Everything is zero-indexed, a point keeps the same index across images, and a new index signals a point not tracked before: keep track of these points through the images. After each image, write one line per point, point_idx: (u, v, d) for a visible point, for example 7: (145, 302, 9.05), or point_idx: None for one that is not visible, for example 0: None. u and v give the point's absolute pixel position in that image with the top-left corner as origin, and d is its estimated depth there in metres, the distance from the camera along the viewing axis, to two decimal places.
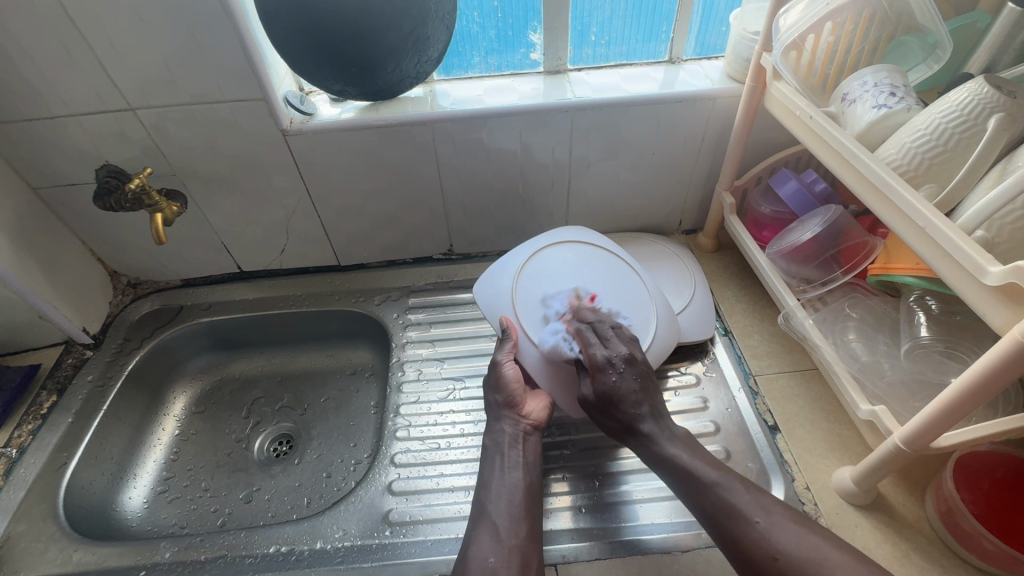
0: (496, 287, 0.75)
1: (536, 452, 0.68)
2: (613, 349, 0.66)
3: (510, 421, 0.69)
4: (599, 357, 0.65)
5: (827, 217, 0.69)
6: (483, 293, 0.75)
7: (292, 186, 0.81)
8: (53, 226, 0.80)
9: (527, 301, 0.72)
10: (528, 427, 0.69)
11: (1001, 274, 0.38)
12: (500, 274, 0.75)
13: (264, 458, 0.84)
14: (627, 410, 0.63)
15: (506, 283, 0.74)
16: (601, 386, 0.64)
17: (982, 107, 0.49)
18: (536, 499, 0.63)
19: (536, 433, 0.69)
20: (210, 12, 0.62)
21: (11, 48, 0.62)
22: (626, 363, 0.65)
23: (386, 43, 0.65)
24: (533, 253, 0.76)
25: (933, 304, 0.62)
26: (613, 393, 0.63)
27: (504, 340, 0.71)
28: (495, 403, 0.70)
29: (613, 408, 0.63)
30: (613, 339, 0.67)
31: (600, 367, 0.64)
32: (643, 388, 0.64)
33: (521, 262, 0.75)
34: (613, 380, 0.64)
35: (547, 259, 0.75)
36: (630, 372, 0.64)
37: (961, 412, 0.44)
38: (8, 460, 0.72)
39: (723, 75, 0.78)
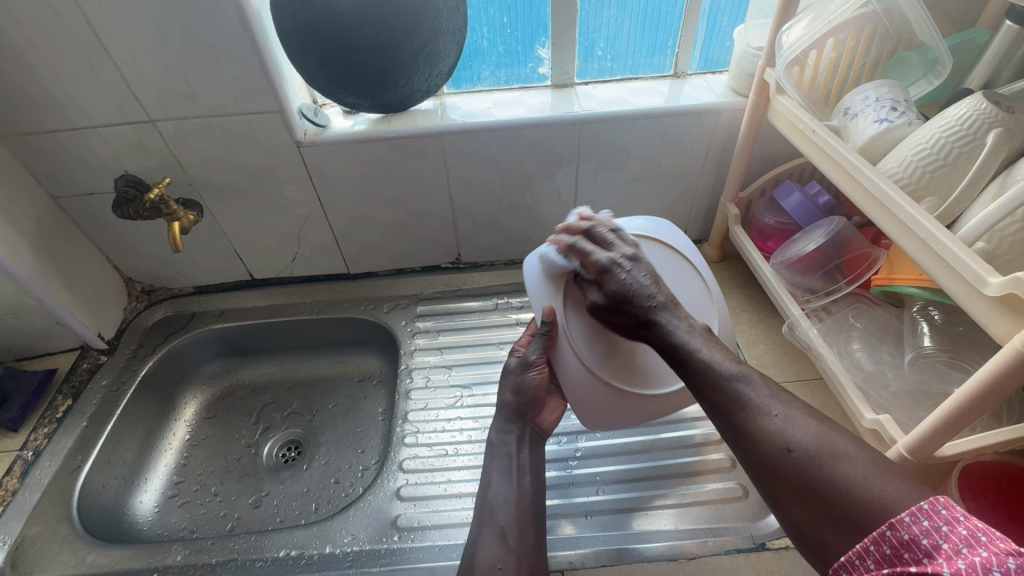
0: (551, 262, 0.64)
1: (534, 458, 0.69)
2: (616, 251, 0.59)
3: (519, 428, 0.70)
4: (606, 257, 0.58)
5: (829, 229, 0.70)
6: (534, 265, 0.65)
7: (305, 196, 0.83)
8: (72, 234, 0.82)
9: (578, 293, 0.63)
10: (531, 431, 0.71)
11: (1001, 285, 0.39)
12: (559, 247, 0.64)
13: (273, 464, 0.85)
14: (641, 304, 0.54)
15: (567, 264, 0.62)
16: (610, 287, 0.56)
17: (981, 122, 0.51)
18: (541, 506, 0.64)
19: (539, 440, 0.71)
20: (230, 29, 0.64)
21: (39, 63, 0.64)
22: (629, 262, 0.58)
23: (399, 58, 0.67)
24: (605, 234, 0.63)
25: (936, 314, 0.63)
26: (622, 290, 0.55)
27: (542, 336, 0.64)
28: (510, 406, 0.70)
29: (623, 306, 0.55)
30: (612, 241, 0.60)
31: (606, 270, 0.57)
32: (657, 282, 0.56)
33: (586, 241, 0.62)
34: (618, 280, 0.56)
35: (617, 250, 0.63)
36: (639, 270, 0.57)
37: (966, 419, 0.45)
38: (24, 463, 0.74)
39: (728, 89, 0.80)
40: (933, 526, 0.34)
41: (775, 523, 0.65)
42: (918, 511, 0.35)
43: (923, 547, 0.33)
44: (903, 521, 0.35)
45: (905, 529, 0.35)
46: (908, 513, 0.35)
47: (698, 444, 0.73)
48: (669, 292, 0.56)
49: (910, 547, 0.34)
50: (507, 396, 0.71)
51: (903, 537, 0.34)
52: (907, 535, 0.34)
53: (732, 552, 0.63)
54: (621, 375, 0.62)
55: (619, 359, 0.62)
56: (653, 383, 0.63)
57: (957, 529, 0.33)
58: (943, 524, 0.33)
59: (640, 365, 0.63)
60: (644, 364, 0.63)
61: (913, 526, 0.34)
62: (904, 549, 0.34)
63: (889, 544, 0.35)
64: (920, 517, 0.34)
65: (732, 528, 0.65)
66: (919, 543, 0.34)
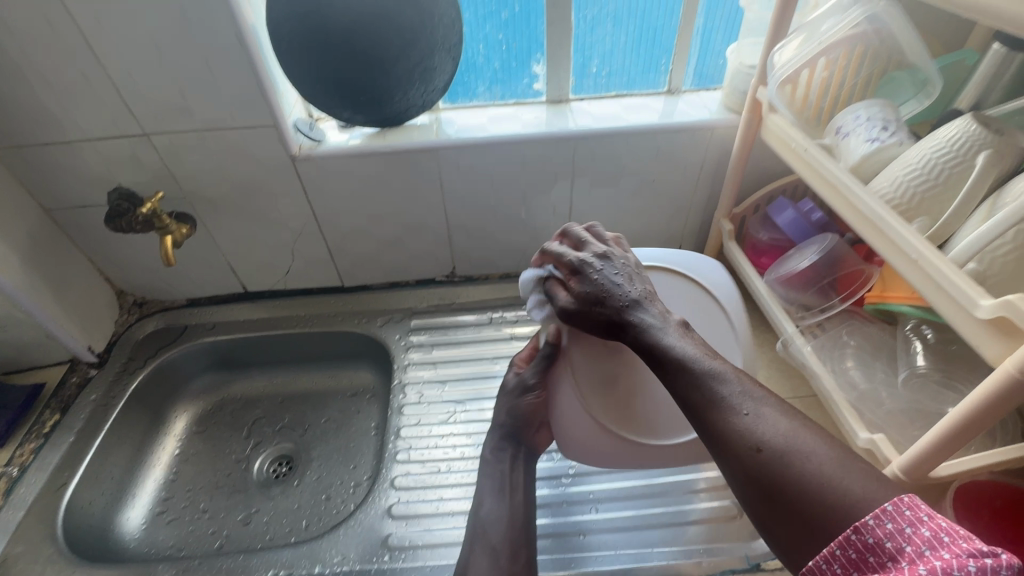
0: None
1: (525, 476, 0.69)
2: (589, 250, 0.58)
3: (513, 447, 0.70)
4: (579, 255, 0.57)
5: (823, 246, 0.71)
6: None
7: (300, 210, 0.83)
8: (64, 247, 0.81)
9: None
10: (525, 451, 0.70)
11: (992, 308, 0.39)
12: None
13: (264, 480, 0.84)
14: (614, 302, 0.53)
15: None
16: (581, 288, 0.55)
17: (971, 143, 0.51)
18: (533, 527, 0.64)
19: (532, 458, 0.71)
20: (225, 45, 0.64)
21: (34, 77, 0.64)
22: (601, 261, 0.56)
23: (394, 72, 0.67)
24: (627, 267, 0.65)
25: (929, 333, 0.63)
26: (597, 288, 0.54)
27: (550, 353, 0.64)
28: (505, 426, 0.70)
29: (597, 306, 0.54)
30: (585, 241, 0.59)
31: (577, 270, 0.56)
32: (630, 279, 0.55)
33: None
34: (591, 279, 0.55)
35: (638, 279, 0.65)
36: (612, 267, 0.56)
37: (959, 441, 0.45)
38: (9, 479, 0.72)
39: (721, 106, 0.80)
40: (896, 529, 0.34)
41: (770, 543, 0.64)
42: (882, 513, 0.35)
43: (886, 550, 0.34)
44: (867, 524, 0.35)
45: (870, 532, 0.34)
46: (873, 515, 0.35)
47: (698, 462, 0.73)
48: (643, 288, 0.55)
49: (875, 551, 0.34)
50: (502, 417, 0.70)
51: (867, 541, 0.34)
52: (872, 539, 0.34)
53: (726, 572, 0.62)
54: (613, 415, 0.59)
55: (613, 396, 0.60)
56: (637, 425, 0.59)
57: (920, 531, 0.33)
58: (906, 527, 0.33)
59: (637, 407, 0.59)
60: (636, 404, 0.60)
61: (877, 529, 0.34)
62: (868, 553, 0.34)
63: (854, 548, 0.35)
64: (884, 520, 0.34)
65: (728, 548, 0.64)
66: (882, 547, 0.34)
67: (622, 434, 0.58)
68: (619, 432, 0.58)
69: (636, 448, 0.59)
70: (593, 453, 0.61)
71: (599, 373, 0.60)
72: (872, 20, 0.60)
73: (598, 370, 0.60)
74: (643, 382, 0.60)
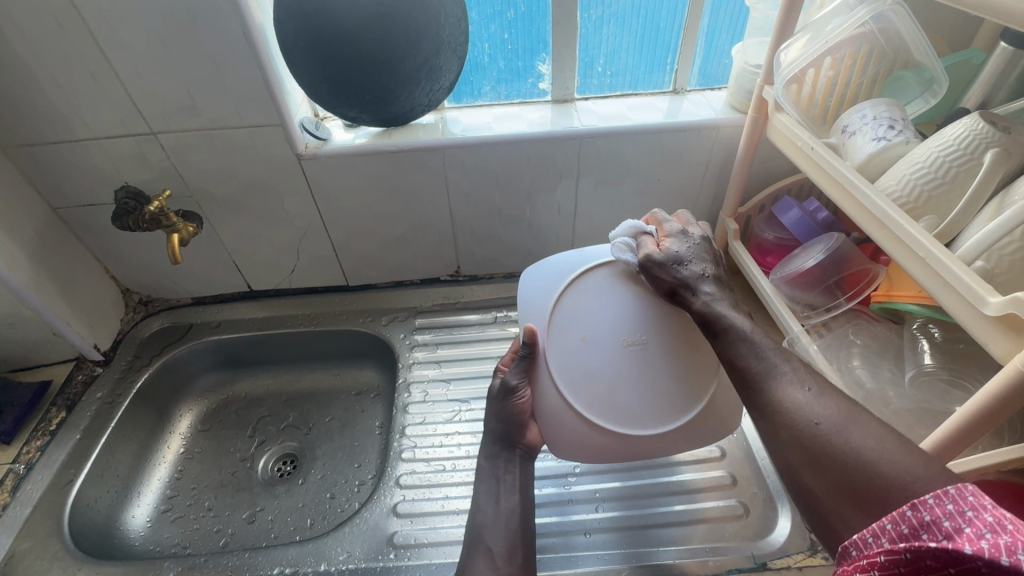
0: (542, 285, 0.66)
1: (523, 475, 0.68)
2: (693, 227, 0.63)
3: (507, 449, 0.68)
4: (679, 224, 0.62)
5: (828, 245, 0.71)
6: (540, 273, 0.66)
7: (306, 209, 0.83)
8: (71, 245, 0.81)
9: (568, 320, 0.63)
10: (522, 452, 0.68)
11: (1000, 305, 0.39)
12: (552, 270, 0.66)
13: (268, 478, 0.84)
14: (690, 270, 0.58)
15: (555, 290, 0.65)
16: (670, 247, 0.60)
17: (979, 141, 0.51)
18: (531, 528, 0.64)
19: (530, 459, 0.69)
20: (233, 43, 0.64)
21: (43, 76, 0.65)
22: (696, 238, 0.61)
23: (401, 72, 0.67)
24: (596, 265, 0.64)
25: (936, 332, 0.63)
26: (684, 252, 0.59)
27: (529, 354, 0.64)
28: (496, 432, 0.68)
29: (675, 266, 0.58)
30: (690, 223, 0.64)
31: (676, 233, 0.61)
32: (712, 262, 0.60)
33: (577, 271, 0.65)
34: (685, 245, 0.60)
35: (607, 277, 0.64)
36: (703, 247, 0.61)
37: (968, 439, 0.44)
38: (16, 476, 0.72)
39: (727, 105, 0.80)
40: (957, 510, 0.30)
41: (777, 542, 0.64)
42: (944, 493, 0.31)
43: (944, 529, 0.30)
44: (925, 502, 0.32)
45: (927, 510, 0.31)
46: (933, 495, 0.32)
47: (704, 461, 0.73)
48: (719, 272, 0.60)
49: (930, 529, 0.31)
50: (492, 421, 0.68)
51: (924, 518, 0.31)
52: (929, 517, 0.31)
53: (733, 571, 0.62)
54: (599, 410, 0.62)
55: (596, 393, 0.62)
56: (628, 420, 0.61)
57: (984, 516, 0.29)
58: (968, 509, 0.30)
59: (622, 400, 0.62)
60: (623, 398, 0.62)
61: (936, 508, 0.31)
62: (922, 531, 0.31)
63: (907, 524, 0.32)
64: (944, 500, 0.31)
65: (734, 547, 0.64)
66: (940, 526, 0.31)
67: (613, 428, 0.61)
68: (607, 425, 0.61)
69: (628, 439, 0.61)
70: (583, 450, 0.62)
71: (581, 369, 0.62)
72: (878, 19, 0.60)
73: (579, 368, 0.62)
74: (626, 375, 0.62)
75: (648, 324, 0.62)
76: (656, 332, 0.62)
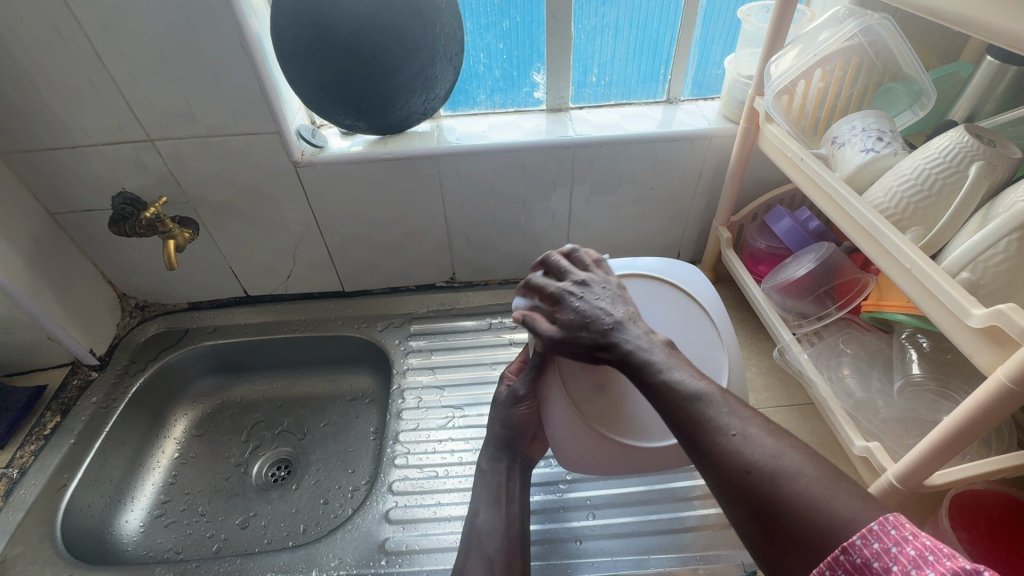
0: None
1: (522, 485, 0.69)
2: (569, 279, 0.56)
3: (509, 456, 0.70)
4: (559, 289, 0.55)
5: (819, 254, 0.71)
6: None
7: (301, 215, 0.84)
8: (67, 250, 0.82)
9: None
10: (520, 460, 0.71)
11: (983, 317, 0.39)
12: None
13: (262, 483, 0.84)
14: (598, 327, 0.51)
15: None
16: (565, 316, 0.53)
17: (964, 153, 0.51)
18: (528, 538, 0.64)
19: (527, 468, 0.71)
20: (231, 53, 0.65)
21: (42, 83, 0.65)
22: (582, 291, 0.54)
23: (396, 81, 0.68)
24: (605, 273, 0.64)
25: (925, 342, 0.64)
26: (575, 318, 0.52)
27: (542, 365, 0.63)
28: (500, 438, 0.71)
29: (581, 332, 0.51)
30: (567, 270, 0.57)
31: (558, 300, 0.54)
32: (613, 303, 0.53)
33: None
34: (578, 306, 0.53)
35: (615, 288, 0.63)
36: (593, 293, 0.54)
37: (953, 449, 0.45)
38: (9, 480, 0.73)
39: (720, 115, 0.81)
40: (883, 548, 0.34)
41: None
42: (869, 532, 0.35)
43: (874, 570, 0.34)
44: (855, 544, 0.35)
45: (858, 552, 0.35)
46: (860, 535, 0.35)
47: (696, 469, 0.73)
48: (627, 311, 0.53)
49: (863, 570, 0.34)
50: (496, 428, 0.71)
51: (856, 561, 0.35)
52: (860, 558, 0.34)
53: None
54: (606, 422, 0.59)
55: (602, 405, 0.59)
56: (638, 432, 0.59)
57: (906, 550, 0.33)
58: (892, 545, 0.34)
59: (628, 413, 0.59)
60: (631, 413, 0.59)
61: (864, 549, 0.35)
62: (857, 573, 0.34)
63: (842, 568, 0.35)
64: (870, 540, 0.35)
65: (725, 555, 0.64)
66: (870, 566, 0.34)
67: (621, 442, 0.58)
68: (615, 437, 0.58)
69: (635, 455, 0.59)
70: (592, 461, 0.60)
71: (591, 381, 0.60)
72: (867, 32, 0.61)
73: (587, 379, 0.60)
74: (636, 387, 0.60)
75: None
76: None
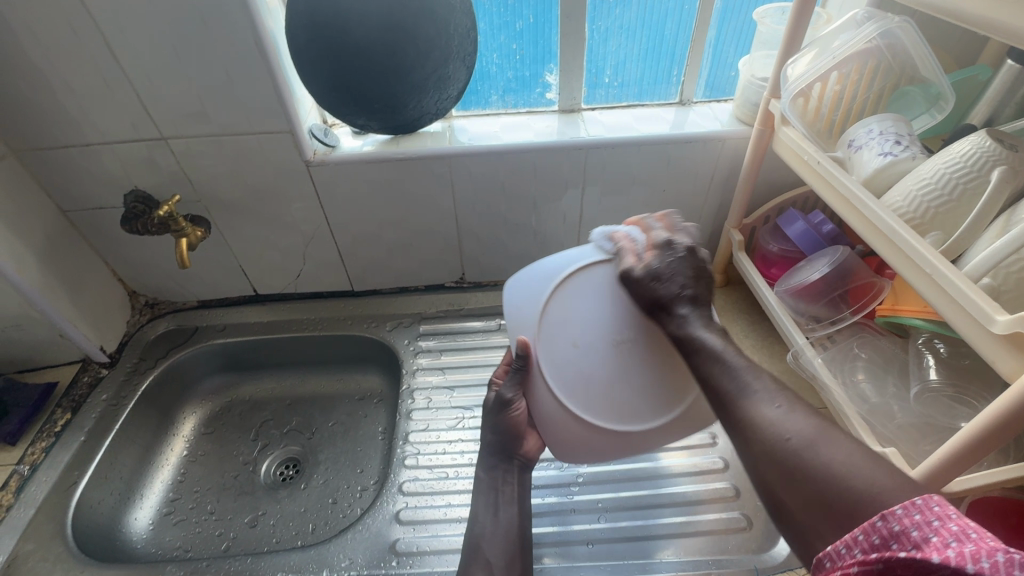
0: (529, 292, 0.63)
1: (521, 488, 0.69)
2: (680, 237, 0.58)
3: (504, 457, 0.70)
4: (667, 238, 0.57)
5: (834, 258, 0.71)
6: (510, 295, 0.64)
7: (312, 215, 0.84)
8: (79, 247, 0.82)
9: (557, 323, 0.60)
10: (518, 463, 0.70)
11: (1008, 324, 0.39)
12: (536, 278, 0.62)
13: (270, 482, 0.84)
14: (671, 287, 0.54)
15: (545, 293, 0.61)
16: (655, 262, 0.56)
17: (985, 159, 0.51)
18: (528, 537, 0.65)
19: (526, 470, 0.71)
20: (246, 51, 0.65)
21: (57, 81, 0.65)
22: (682, 251, 0.56)
23: (409, 80, 0.68)
24: (579, 269, 0.60)
25: (942, 348, 0.63)
26: (666, 268, 0.55)
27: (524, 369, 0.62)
28: (493, 443, 0.70)
29: (652, 283, 0.55)
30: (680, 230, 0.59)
31: (663, 243, 0.57)
32: (699, 279, 0.56)
33: (562, 276, 0.61)
34: (667, 259, 0.55)
35: (590, 282, 0.60)
36: (689, 258, 0.56)
37: (973, 456, 0.44)
38: (20, 477, 0.73)
39: (732, 117, 0.81)
40: (923, 520, 0.30)
41: (781, 556, 0.64)
42: (912, 505, 0.31)
43: (912, 538, 0.30)
44: (894, 513, 0.31)
45: (895, 520, 0.31)
46: (902, 506, 0.31)
47: (706, 473, 0.72)
48: (703, 292, 0.56)
49: (899, 539, 0.30)
50: (489, 434, 0.70)
51: (893, 529, 0.31)
52: (898, 527, 0.31)
53: None
54: (599, 412, 0.59)
55: (597, 395, 0.59)
56: (626, 416, 0.59)
57: (948, 525, 0.29)
58: (934, 519, 0.30)
59: (618, 399, 0.59)
60: (620, 397, 0.59)
61: (904, 518, 0.31)
62: (892, 541, 0.31)
63: (878, 534, 0.32)
64: (912, 511, 0.31)
65: (737, 560, 0.64)
66: (908, 536, 0.30)
67: (610, 429, 0.59)
68: (602, 425, 0.59)
69: (627, 438, 0.59)
70: (585, 452, 0.60)
71: (574, 372, 0.59)
72: (885, 35, 0.61)
73: (571, 371, 0.59)
74: (625, 372, 0.58)
75: (636, 320, 0.58)
76: (646, 330, 0.58)
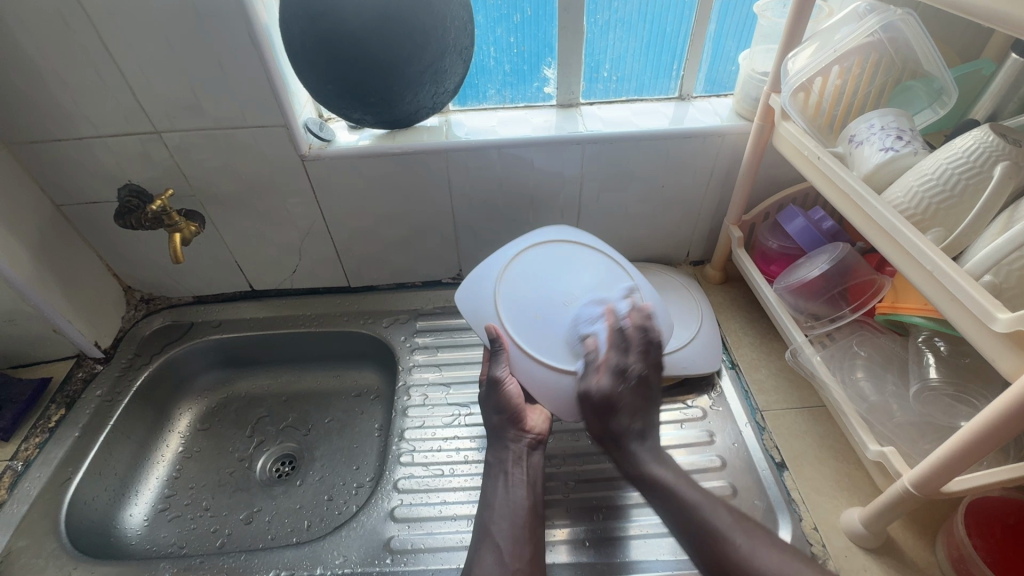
0: (479, 290, 0.72)
1: (539, 469, 0.68)
2: (632, 361, 0.62)
3: (514, 437, 0.68)
4: (615, 364, 0.62)
5: (834, 254, 0.70)
6: (463, 304, 0.72)
7: (308, 210, 0.83)
8: (72, 242, 0.81)
9: (512, 308, 0.69)
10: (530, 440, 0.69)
11: (1009, 322, 0.38)
12: (483, 279, 0.72)
13: (266, 479, 0.84)
14: (620, 422, 0.60)
15: (490, 290, 0.71)
16: (604, 393, 0.61)
17: (988, 154, 0.50)
18: (539, 519, 0.63)
19: (539, 445, 0.69)
20: (238, 44, 0.64)
21: (49, 74, 0.65)
22: (631, 381, 0.61)
23: (406, 74, 0.66)
24: (514, 260, 0.73)
25: (942, 346, 0.62)
26: (614, 401, 0.60)
27: (496, 352, 0.67)
28: (495, 424, 0.69)
29: (606, 414, 0.61)
30: (634, 349, 0.63)
31: (615, 373, 0.62)
32: (643, 409, 0.61)
33: (501, 270, 0.72)
34: (620, 389, 0.61)
35: (525, 267, 0.72)
36: (636, 391, 0.61)
37: (973, 456, 0.43)
38: (14, 473, 0.72)
39: (733, 112, 0.80)
40: None
41: None
42: None
43: None
44: None
45: None
46: None
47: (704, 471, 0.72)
48: (648, 423, 0.61)
49: None
50: (492, 417, 0.69)
51: None
52: None
53: None
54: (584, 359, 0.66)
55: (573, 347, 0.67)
56: None
57: None
58: None
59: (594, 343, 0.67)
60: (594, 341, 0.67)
61: None
62: None
63: None
64: None
65: None
66: None
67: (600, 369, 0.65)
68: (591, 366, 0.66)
69: None
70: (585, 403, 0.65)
71: (545, 335, 0.67)
72: (887, 29, 0.60)
73: (541, 335, 0.68)
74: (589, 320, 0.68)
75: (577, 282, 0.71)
76: (587, 284, 0.71)
